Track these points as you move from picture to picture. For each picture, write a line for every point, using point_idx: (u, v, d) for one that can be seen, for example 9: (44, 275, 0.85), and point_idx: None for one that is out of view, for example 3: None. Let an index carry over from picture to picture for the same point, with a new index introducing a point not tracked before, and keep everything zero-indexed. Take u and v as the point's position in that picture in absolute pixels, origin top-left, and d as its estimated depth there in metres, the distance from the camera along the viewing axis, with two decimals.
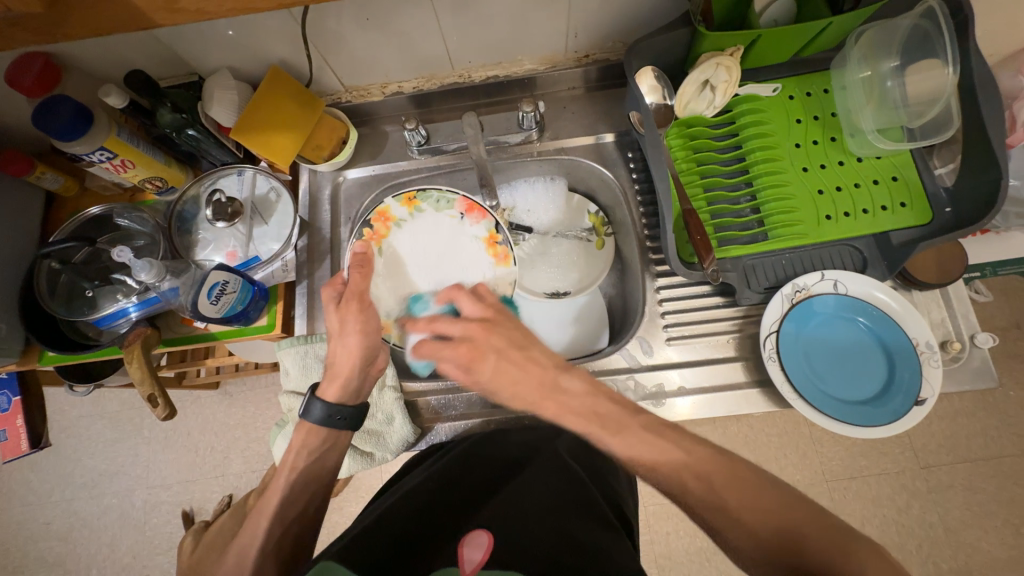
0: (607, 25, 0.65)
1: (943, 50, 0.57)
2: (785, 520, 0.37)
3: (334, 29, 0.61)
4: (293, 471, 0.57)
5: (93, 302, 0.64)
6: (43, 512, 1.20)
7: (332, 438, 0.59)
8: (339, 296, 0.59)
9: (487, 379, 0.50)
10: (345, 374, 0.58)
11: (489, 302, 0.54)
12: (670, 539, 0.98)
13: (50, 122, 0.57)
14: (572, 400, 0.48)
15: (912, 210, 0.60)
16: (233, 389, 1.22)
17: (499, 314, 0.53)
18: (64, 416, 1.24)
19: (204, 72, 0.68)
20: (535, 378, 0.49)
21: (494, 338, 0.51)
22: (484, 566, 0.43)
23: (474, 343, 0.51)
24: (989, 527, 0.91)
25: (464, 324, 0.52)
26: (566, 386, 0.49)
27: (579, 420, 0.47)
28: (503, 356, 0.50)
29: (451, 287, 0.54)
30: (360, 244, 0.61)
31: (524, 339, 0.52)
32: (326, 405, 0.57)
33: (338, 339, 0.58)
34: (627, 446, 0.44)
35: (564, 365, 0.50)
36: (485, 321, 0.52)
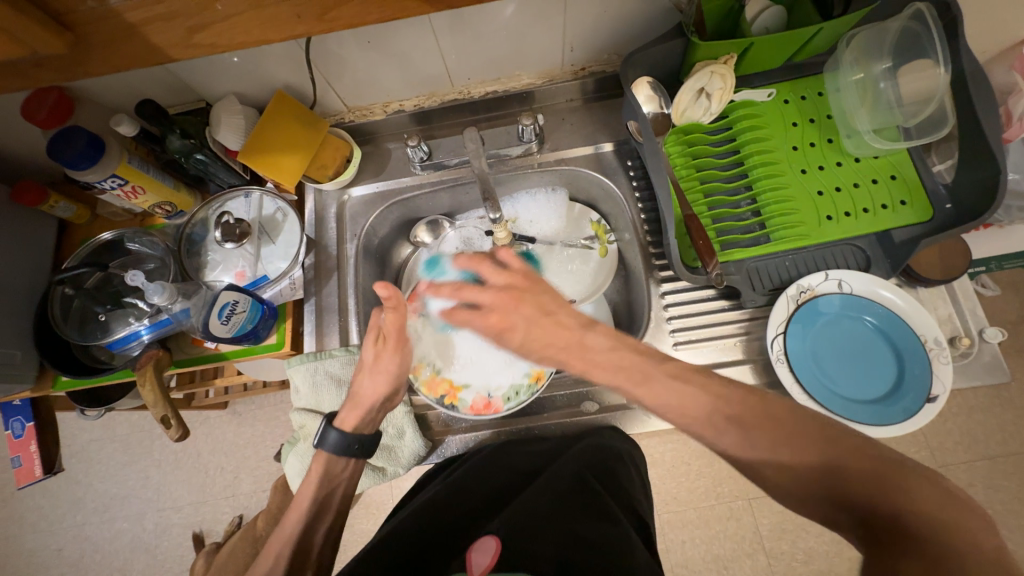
0: (603, 39, 0.67)
1: (934, 50, 0.57)
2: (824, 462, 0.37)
3: (336, 52, 0.63)
4: (318, 491, 0.58)
5: (105, 326, 0.65)
6: (55, 538, 1.20)
7: (351, 464, 0.60)
8: (378, 334, 0.60)
9: (518, 340, 0.52)
10: (367, 406, 0.59)
11: (517, 267, 0.54)
12: (686, 547, 0.97)
13: (64, 152, 0.58)
14: (599, 355, 0.49)
15: (913, 207, 0.61)
16: (241, 408, 1.23)
17: (529, 281, 0.53)
18: (74, 441, 1.25)
19: (211, 98, 0.70)
20: (565, 337, 0.51)
21: (522, 306, 0.52)
22: (493, 569, 0.41)
23: (503, 311, 0.52)
24: (1011, 525, 0.90)
25: (493, 292, 0.53)
26: (591, 343, 0.50)
27: (609, 374, 0.48)
28: (532, 322, 0.52)
29: (471, 255, 0.54)
30: (385, 286, 0.55)
31: (553, 305, 0.52)
32: (343, 433, 0.58)
33: (368, 373, 0.60)
34: (649, 393, 0.45)
35: (586, 323, 0.51)
36: (516, 290, 0.53)
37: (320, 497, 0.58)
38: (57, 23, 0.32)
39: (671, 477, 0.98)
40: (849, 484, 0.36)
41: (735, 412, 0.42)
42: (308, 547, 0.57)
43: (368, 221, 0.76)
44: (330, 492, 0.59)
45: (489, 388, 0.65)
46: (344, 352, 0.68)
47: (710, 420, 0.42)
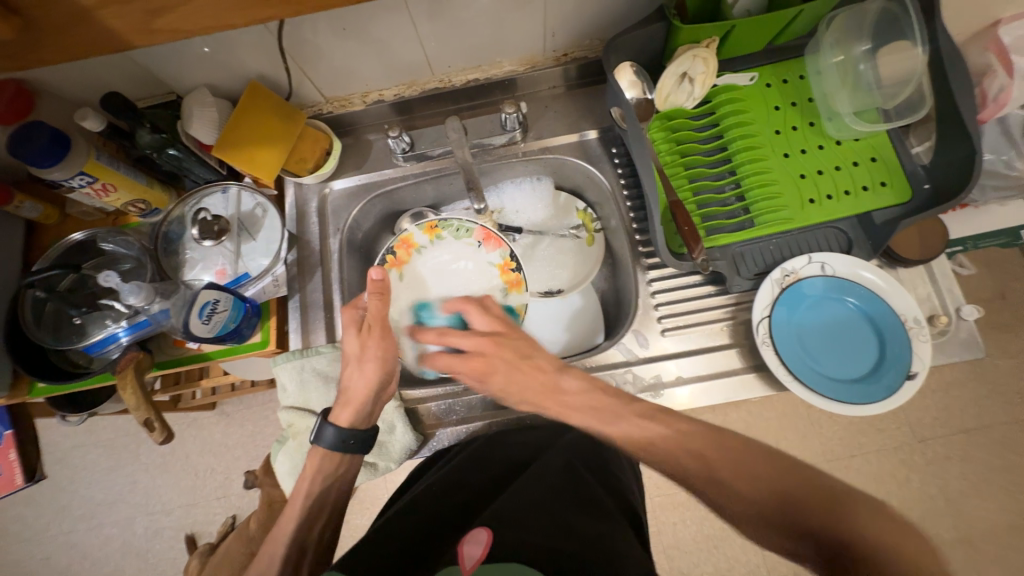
0: (584, 24, 0.66)
1: (911, 32, 0.58)
2: (777, 490, 0.39)
3: (311, 40, 0.61)
4: (311, 490, 0.58)
5: (81, 330, 0.63)
6: (41, 546, 1.18)
7: (346, 461, 0.60)
8: (361, 327, 0.60)
9: (497, 384, 0.55)
10: (362, 400, 0.59)
11: (496, 313, 0.60)
12: (677, 529, 0.99)
13: (27, 150, 0.56)
14: (573, 399, 0.52)
15: (891, 188, 0.61)
16: (229, 409, 1.21)
17: (507, 330, 0.58)
18: (57, 448, 1.22)
19: (181, 90, 0.67)
20: (539, 382, 0.54)
21: (502, 350, 0.56)
22: (485, 561, 0.42)
23: (486, 356, 0.55)
24: (986, 494, 0.93)
25: (474, 337, 0.57)
26: (565, 385, 0.53)
27: (582, 416, 0.51)
28: (512, 367, 0.55)
29: (461, 300, 0.60)
30: (378, 268, 0.56)
31: (527, 349, 0.56)
32: (339, 430, 0.57)
33: (356, 365, 0.59)
34: (629, 433, 0.48)
35: (560, 365, 0.55)
36: (495, 336, 0.57)
37: (316, 493, 0.59)
38: (6, 8, 0.30)
39: None
40: (802, 513, 0.38)
41: (697, 447, 0.44)
42: (305, 543, 0.58)
43: (351, 215, 0.75)
44: (326, 490, 0.60)
45: None
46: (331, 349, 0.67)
47: (676, 455, 0.44)
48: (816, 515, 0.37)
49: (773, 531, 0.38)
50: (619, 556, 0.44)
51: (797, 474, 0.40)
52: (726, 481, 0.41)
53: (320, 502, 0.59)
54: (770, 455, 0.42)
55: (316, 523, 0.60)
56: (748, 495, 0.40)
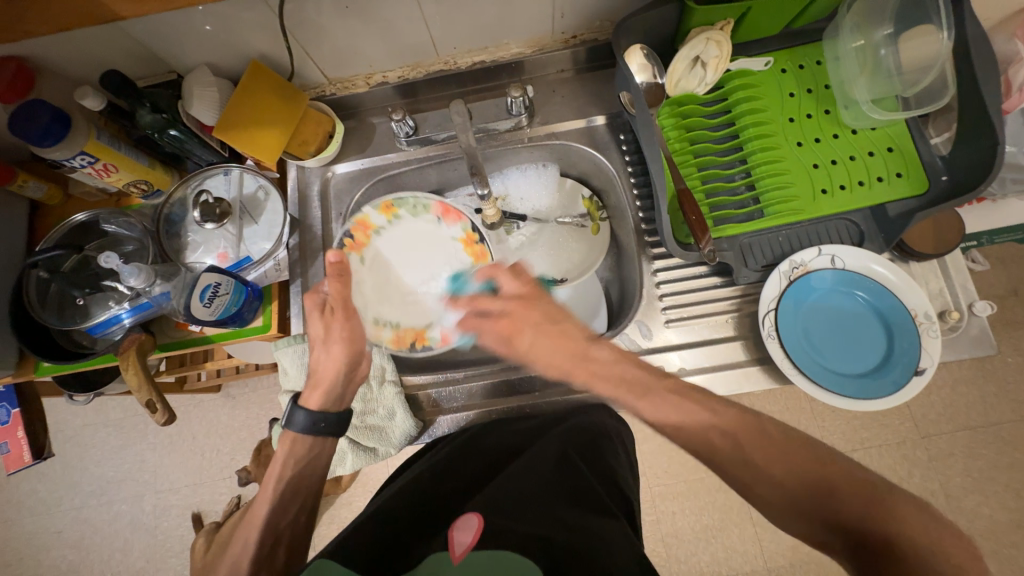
0: (594, 4, 0.64)
1: (937, 15, 0.55)
2: (819, 478, 0.40)
3: (313, 19, 0.59)
4: (285, 472, 0.58)
5: (85, 311, 0.63)
6: (53, 521, 1.21)
7: (318, 443, 0.60)
8: (324, 309, 0.59)
9: (524, 349, 0.54)
10: (330, 382, 0.59)
11: (528, 279, 0.57)
12: (676, 519, 0.99)
13: (27, 128, 0.55)
14: (602, 368, 0.52)
15: (907, 180, 0.60)
16: (235, 391, 1.22)
17: (538, 294, 0.56)
18: (67, 426, 1.24)
19: (183, 70, 0.66)
20: (570, 349, 0.54)
21: (533, 314, 0.55)
22: (474, 548, 0.41)
23: (514, 318, 0.55)
24: (989, 491, 0.93)
25: (506, 299, 0.56)
26: (597, 355, 0.53)
27: (609, 384, 0.51)
28: (539, 330, 0.54)
29: (492, 266, 0.58)
30: (334, 250, 0.57)
31: (559, 315, 0.55)
32: (310, 413, 0.58)
33: (322, 346, 0.59)
34: (653, 408, 0.47)
35: (590, 336, 0.54)
36: (526, 299, 0.55)
37: (292, 478, 0.58)
38: None
39: (663, 451, 1.00)
40: (845, 508, 0.38)
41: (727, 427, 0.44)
42: (276, 530, 0.56)
43: (354, 199, 0.74)
44: (300, 474, 0.59)
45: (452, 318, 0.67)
46: None
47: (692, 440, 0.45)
48: (861, 510, 0.37)
49: (818, 524, 0.39)
50: (607, 550, 0.43)
51: (840, 469, 0.40)
52: (763, 467, 0.42)
53: (296, 485, 0.58)
54: (812, 448, 0.42)
55: (292, 506, 0.58)
56: (786, 482, 0.40)
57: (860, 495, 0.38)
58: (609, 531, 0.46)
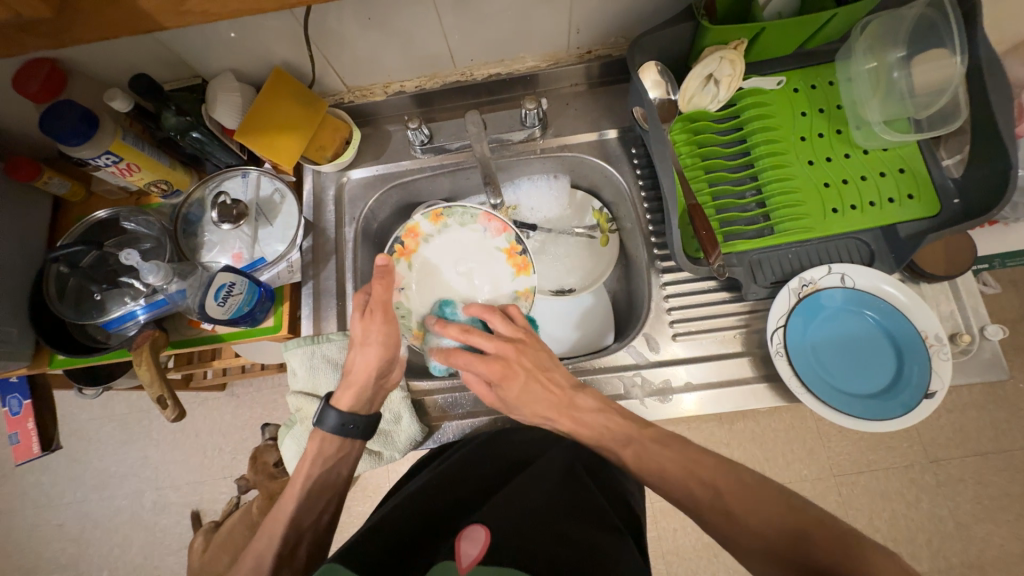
0: (610, 20, 0.65)
1: (949, 40, 0.56)
2: (791, 528, 0.41)
3: (335, 28, 0.61)
4: (312, 471, 0.60)
5: (100, 305, 0.64)
6: (55, 514, 1.21)
7: (345, 446, 0.61)
8: (364, 307, 0.61)
9: (511, 397, 0.57)
10: (363, 382, 0.60)
11: (520, 324, 0.63)
12: (678, 536, 0.98)
13: (56, 127, 0.57)
14: (585, 416, 0.56)
15: (919, 201, 0.60)
16: (239, 390, 1.23)
17: (530, 339, 0.61)
18: (73, 419, 1.25)
19: (207, 74, 0.68)
20: (555, 398, 0.57)
21: (523, 359, 0.59)
22: (480, 562, 0.42)
23: (506, 363, 0.58)
24: (999, 520, 0.91)
25: (497, 341, 0.59)
26: (580, 403, 0.56)
27: (594, 433, 0.56)
28: (532, 377, 0.58)
29: (485, 308, 0.63)
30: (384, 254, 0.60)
31: (547, 365, 0.59)
32: (340, 414, 0.59)
33: (360, 346, 0.60)
34: (640, 458, 0.52)
35: (576, 384, 0.58)
36: (518, 343, 0.60)
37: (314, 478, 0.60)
38: None
39: None
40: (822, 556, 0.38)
41: (708, 477, 0.48)
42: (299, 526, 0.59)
43: (367, 205, 0.75)
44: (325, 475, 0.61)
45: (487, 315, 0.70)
46: (342, 336, 0.67)
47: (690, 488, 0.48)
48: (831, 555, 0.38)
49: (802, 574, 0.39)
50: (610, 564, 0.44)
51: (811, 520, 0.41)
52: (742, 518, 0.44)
53: (323, 483, 0.60)
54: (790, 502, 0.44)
55: (321, 503, 0.61)
56: (766, 532, 0.42)
57: (832, 543, 0.39)
58: (617, 548, 0.46)
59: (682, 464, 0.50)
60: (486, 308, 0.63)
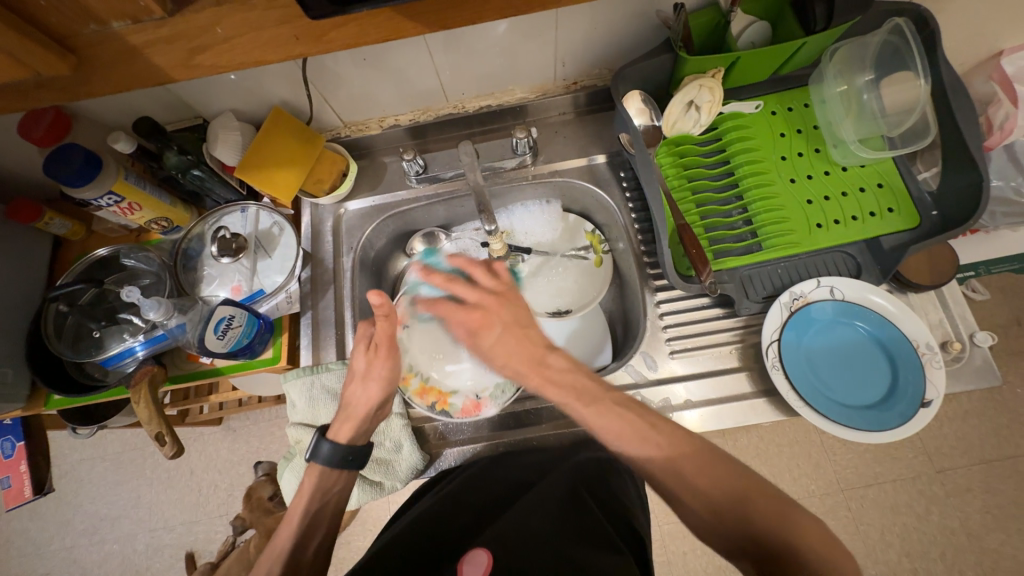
0: (594, 54, 0.68)
1: (914, 63, 0.59)
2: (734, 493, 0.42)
3: (332, 68, 0.64)
4: (309, 507, 0.57)
5: (99, 343, 0.64)
6: (42, 561, 1.17)
7: (343, 477, 0.59)
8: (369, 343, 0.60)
9: (489, 342, 0.54)
10: (362, 416, 0.59)
11: (506, 277, 0.56)
12: (688, 559, 0.96)
13: (60, 170, 0.58)
14: (558, 373, 0.51)
15: (899, 214, 0.62)
16: (236, 424, 1.21)
17: (514, 293, 0.55)
18: (64, 460, 1.23)
19: (208, 115, 0.70)
20: (530, 350, 0.52)
21: (502, 311, 0.54)
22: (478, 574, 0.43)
23: (486, 312, 0.54)
24: (1012, 530, 0.89)
25: (479, 293, 0.55)
26: (553, 362, 0.51)
27: (561, 391, 0.50)
28: (507, 329, 0.53)
29: (465, 258, 0.56)
30: (378, 293, 0.54)
31: (529, 318, 0.54)
32: (337, 445, 0.57)
33: (360, 381, 0.60)
34: (599, 417, 0.47)
35: (550, 343, 0.53)
36: (498, 295, 0.55)
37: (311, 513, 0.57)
38: (61, 46, 0.33)
39: None
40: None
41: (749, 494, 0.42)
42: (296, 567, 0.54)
43: (364, 234, 0.77)
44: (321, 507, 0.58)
45: (478, 389, 0.66)
46: (341, 366, 0.67)
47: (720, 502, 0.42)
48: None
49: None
50: None
51: (755, 485, 0.42)
52: (691, 479, 0.43)
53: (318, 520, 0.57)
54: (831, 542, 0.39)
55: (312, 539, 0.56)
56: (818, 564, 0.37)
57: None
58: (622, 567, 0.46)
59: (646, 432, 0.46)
60: (468, 261, 0.56)
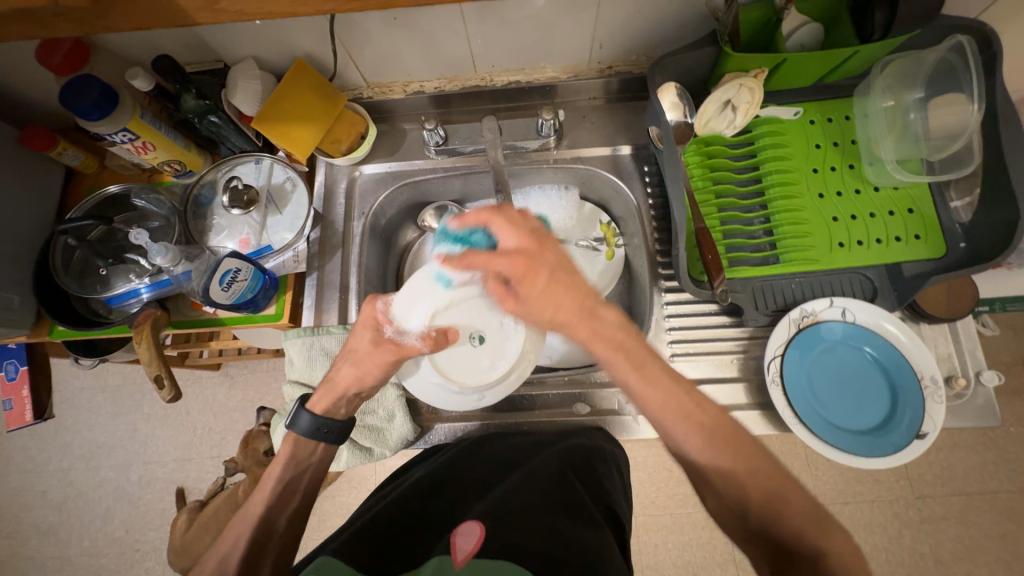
0: (633, 39, 0.65)
1: (969, 86, 0.56)
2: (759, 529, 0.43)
3: (361, 25, 0.61)
4: (284, 474, 0.57)
5: (105, 280, 0.65)
6: (39, 480, 1.21)
7: (321, 449, 0.60)
8: (379, 333, 0.56)
9: (533, 292, 0.46)
10: (340, 394, 0.58)
11: (526, 227, 0.47)
12: (659, 551, 0.98)
13: (76, 101, 0.57)
14: (606, 327, 0.47)
15: (926, 243, 0.60)
16: (234, 371, 1.24)
17: (539, 245, 0.46)
18: (66, 387, 1.26)
19: (229, 60, 0.68)
20: (580, 302, 0.46)
21: (541, 266, 0.46)
22: (475, 555, 0.42)
23: (530, 266, 0.45)
24: (979, 561, 0.91)
25: (511, 249, 0.46)
26: (603, 315, 0.47)
27: (610, 351, 0.47)
28: (555, 274, 0.46)
29: (487, 209, 0.48)
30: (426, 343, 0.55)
31: (567, 268, 0.47)
32: (314, 417, 0.57)
33: (352, 362, 0.57)
34: (645, 384, 0.46)
35: (600, 294, 0.48)
36: (527, 255, 0.45)
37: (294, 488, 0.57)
38: None
39: (651, 480, 1.00)
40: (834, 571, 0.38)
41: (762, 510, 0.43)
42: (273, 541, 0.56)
43: (377, 200, 0.75)
44: (295, 479, 0.58)
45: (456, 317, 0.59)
46: (342, 330, 0.67)
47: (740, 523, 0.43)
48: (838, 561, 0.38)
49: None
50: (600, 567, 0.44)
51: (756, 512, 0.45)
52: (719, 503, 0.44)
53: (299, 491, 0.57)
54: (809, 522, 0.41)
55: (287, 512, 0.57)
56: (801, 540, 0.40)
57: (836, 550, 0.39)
58: (601, 543, 0.47)
59: (681, 407, 0.46)
60: (492, 209, 0.48)
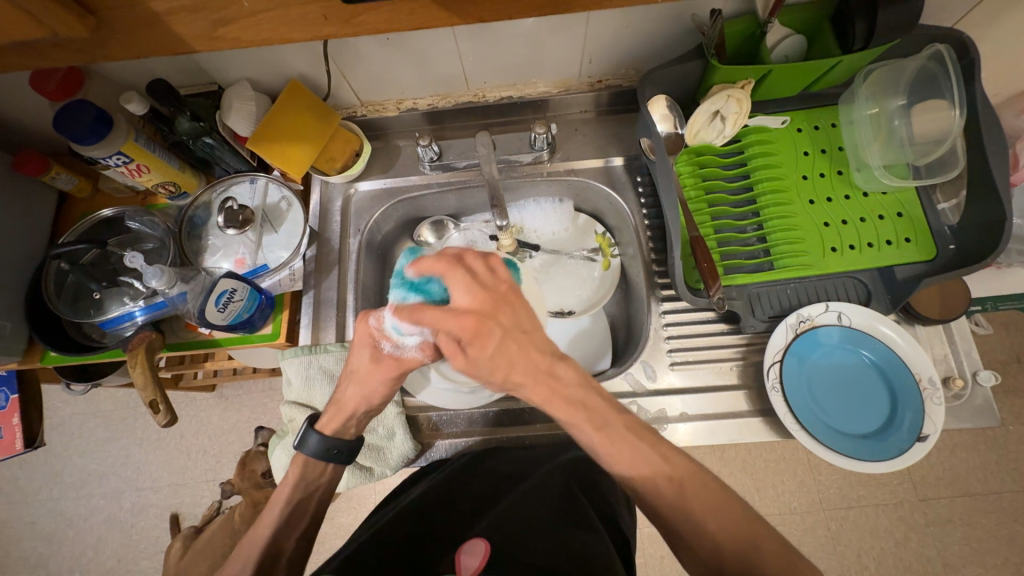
0: (622, 53, 0.67)
1: (949, 93, 0.58)
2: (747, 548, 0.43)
3: (354, 46, 0.62)
4: (292, 499, 0.56)
5: (99, 304, 0.64)
6: (29, 510, 1.18)
7: (330, 469, 0.59)
8: (378, 349, 0.56)
9: (482, 355, 0.50)
10: (351, 412, 0.58)
11: (482, 286, 0.52)
12: (665, 563, 0.97)
13: (69, 126, 0.57)
14: (564, 387, 0.50)
15: (916, 245, 0.61)
16: (229, 392, 1.22)
17: (494, 304, 0.51)
18: (57, 413, 1.23)
19: (224, 82, 0.69)
20: (534, 360, 0.50)
21: (492, 328, 0.50)
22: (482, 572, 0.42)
23: (480, 326, 0.50)
24: (987, 563, 0.91)
25: (464, 307, 0.51)
26: (561, 374, 0.50)
27: (569, 407, 0.49)
28: (508, 334, 0.50)
29: (443, 261, 0.53)
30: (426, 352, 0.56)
31: (524, 327, 0.51)
32: (323, 437, 0.56)
33: (354, 382, 0.57)
34: (608, 442, 0.47)
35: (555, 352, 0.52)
36: (479, 314, 0.50)
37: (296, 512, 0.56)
38: (81, 8, 0.32)
39: None
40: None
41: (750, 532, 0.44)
42: None
43: (373, 217, 0.75)
44: (306, 502, 0.57)
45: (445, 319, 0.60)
46: (339, 348, 0.67)
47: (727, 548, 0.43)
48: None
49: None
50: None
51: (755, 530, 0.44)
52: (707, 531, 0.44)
53: (299, 515, 0.56)
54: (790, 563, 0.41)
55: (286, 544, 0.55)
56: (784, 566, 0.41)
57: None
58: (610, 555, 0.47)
59: (646, 459, 0.46)
60: (450, 260, 0.53)
